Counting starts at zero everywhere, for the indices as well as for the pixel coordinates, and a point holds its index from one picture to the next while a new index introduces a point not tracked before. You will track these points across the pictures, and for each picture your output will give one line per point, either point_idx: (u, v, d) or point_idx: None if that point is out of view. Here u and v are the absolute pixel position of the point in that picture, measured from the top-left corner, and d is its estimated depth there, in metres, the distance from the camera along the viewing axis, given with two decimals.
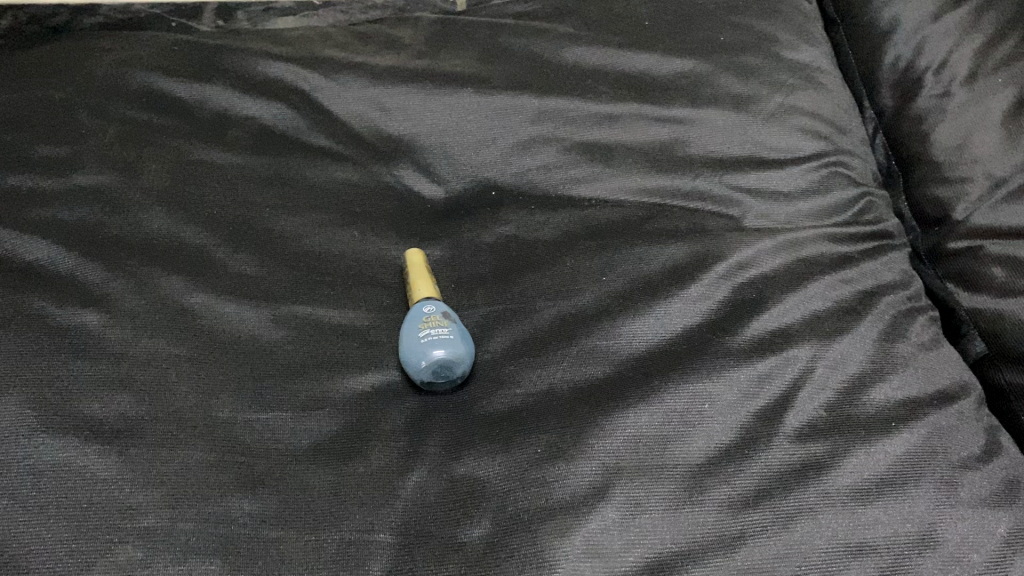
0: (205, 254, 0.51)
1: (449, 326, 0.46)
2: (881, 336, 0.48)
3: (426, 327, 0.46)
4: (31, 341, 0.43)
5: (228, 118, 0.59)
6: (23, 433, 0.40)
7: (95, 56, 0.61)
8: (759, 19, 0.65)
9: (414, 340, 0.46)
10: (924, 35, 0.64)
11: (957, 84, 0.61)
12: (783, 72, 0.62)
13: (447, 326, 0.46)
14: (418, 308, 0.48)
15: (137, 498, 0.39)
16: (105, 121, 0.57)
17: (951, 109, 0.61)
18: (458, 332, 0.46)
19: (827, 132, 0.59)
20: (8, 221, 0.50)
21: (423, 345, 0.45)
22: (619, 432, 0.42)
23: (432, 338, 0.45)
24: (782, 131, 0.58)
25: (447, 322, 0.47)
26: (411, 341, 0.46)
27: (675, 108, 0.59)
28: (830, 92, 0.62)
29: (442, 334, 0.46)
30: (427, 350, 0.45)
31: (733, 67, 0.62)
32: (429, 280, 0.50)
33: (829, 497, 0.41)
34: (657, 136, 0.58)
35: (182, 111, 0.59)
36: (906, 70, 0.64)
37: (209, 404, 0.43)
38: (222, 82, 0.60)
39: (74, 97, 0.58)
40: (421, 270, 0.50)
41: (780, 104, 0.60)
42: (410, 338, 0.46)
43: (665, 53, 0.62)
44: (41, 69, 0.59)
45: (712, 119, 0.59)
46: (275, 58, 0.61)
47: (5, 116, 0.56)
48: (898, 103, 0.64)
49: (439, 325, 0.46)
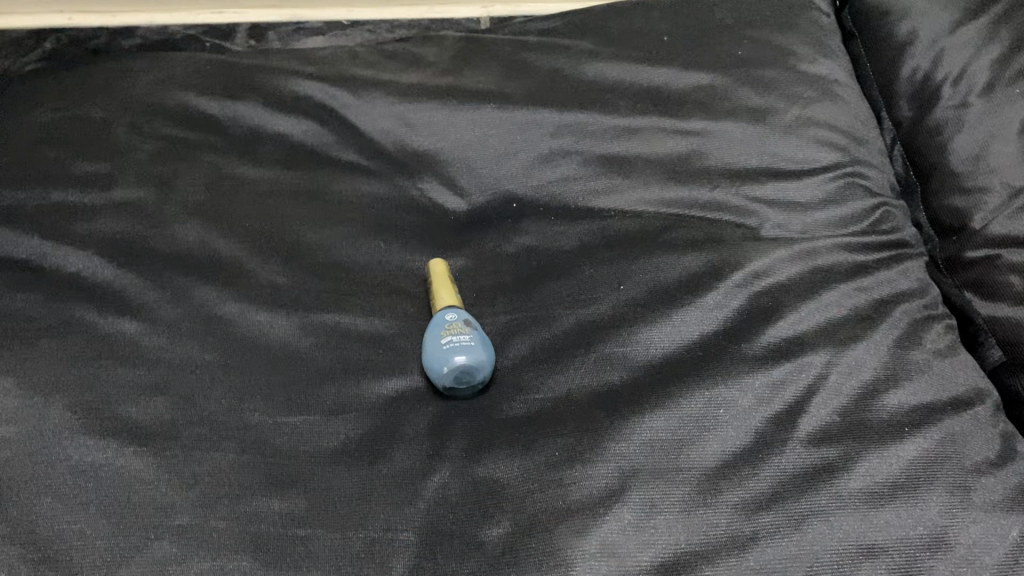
0: (237, 265, 0.52)
1: (470, 333, 0.48)
2: (896, 343, 0.49)
3: (447, 334, 0.48)
4: (74, 348, 0.46)
5: (259, 134, 0.61)
6: (65, 435, 0.42)
7: (133, 75, 0.63)
8: (776, 33, 0.66)
9: (436, 347, 0.47)
10: (941, 47, 0.65)
11: (974, 94, 0.62)
12: (800, 85, 0.63)
13: (468, 333, 0.48)
14: (441, 314, 0.49)
15: (172, 497, 0.41)
16: (143, 137, 0.59)
17: (969, 119, 0.61)
18: (479, 338, 0.48)
19: (844, 143, 0.60)
20: (51, 236, 0.52)
21: (445, 351, 0.47)
22: (635, 435, 0.44)
23: (454, 344, 0.47)
24: (799, 143, 0.59)
25: (468, 329, 0.48)
26: (434, 348, 0.47)
27: (693, 122, 0.61)
28: (848, 104, 0.63)
29: (463, 340, 0.47)
30: (449, 356, 0.46)
31: (751, 80, 0.63)
32: (452, 288, 0.52)
33: (841, 500, 0.42)
34: (676, 148, 0.59)
35: (215, 127, 0.61)
36: (924, 81, 0.65)
37: (240, 408, 0.45)
38: (254, 100, 0.62)
39: (112, 115, 0.60)
40: (443, 279, 0.52)
41: (797, 116, 0.61)
42: (433, 345, 0.47)
43: (684, 68, 0.64)
44: (82, 89, 0.62)
45: (730, 131, 0.60)
46: (305, 76, 0.63)
47: (48, 134, 0.58)
48: (916, 114, 0.65)
49: (460, 332, 0.48)
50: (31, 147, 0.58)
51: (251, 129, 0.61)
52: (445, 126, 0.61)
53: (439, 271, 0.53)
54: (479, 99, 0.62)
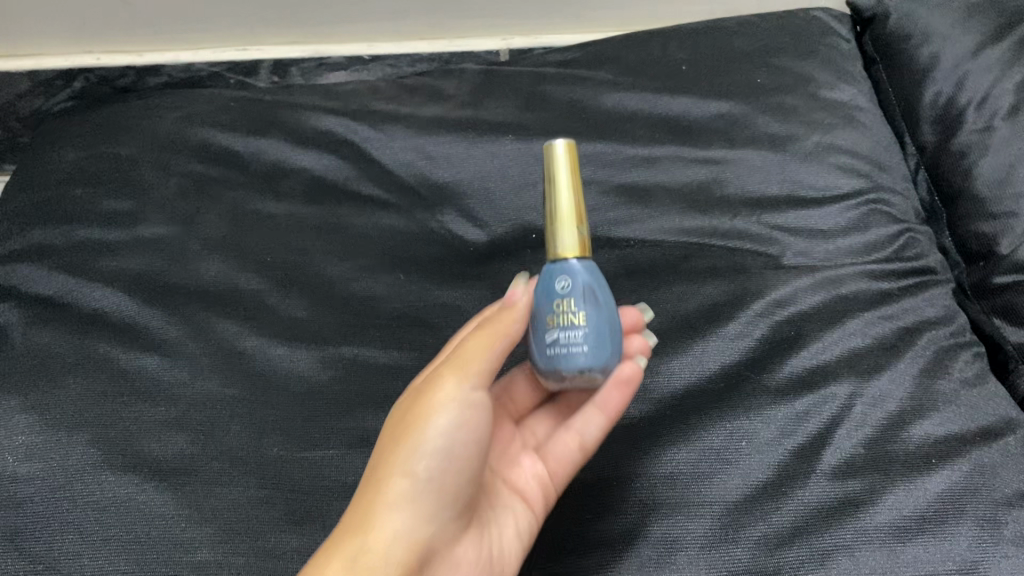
0: (259, 300, 0.53)
1: (585, 325, 0.41)
2: (922, 373, 0.48)
3: (558, 315, 0.41)
4: (97, 385, 0.47)
5: (282, 169, 0.61)
6: (87, 470, 0.44)
7: (157, 112, 0.64)
8: (796, 60, 0.66)
9: (540, 320, 0.42)
10: (964, 71, 0.65)
11: (998, 118, 0.62)
12: (820, 112, 0.63)
13: (590, 323, 0.41)
14: (555, 268, 0.42)
15: (192, 533, 0.42)
16: (166, 173, 0.60)
17: (994, 143, 0.61)
18: (594, 334, 0.41)
19: (866, 170, 0.60)
20: (77, 271, 0.53)
21: (550, 340, 0.41)
22: (657, 470, 0.44)
23: (556, 339, 0.41)
24: (820, 170, 0.59)
25: (590, 314, 0.41)
26: (538, 323, 0.42)
27: (712, 150, 0.61)
28: (870, 129, 0.63)
29: (572, 339, 0.40)
30: (544, 354, 0.41)
31: (770, 108, 0.63)
32: (578, 214, 0.43)
33: (867, 534, 0.41)
34: (695, 177, 0.59)
35: (239, 163, 0.61)
36: (947, 105, 0.64)
37: (261, 442, 0.46)
38: (276, 135, 0.62)
39: (137, 151, 0.61)
40: (572, 192, 0.43)
41: (818, 143, 0.61)
42: (538, 320, 0.42)
43: (703, 96, 0.64)
44: (107, 126, 0.63)
45: (750, 159, 0.60)
46: (327, 111, 0.64)
47: (74, 172, 0.60)
48: (940, 138, 0.64)
49: (570, 319, 0.41)
50: (58, 186, 0.59)
51: (274, 163, 0.61)
52: (465, 159, 0.61)
53: (567, 172, 0.43)
54: (498, 131, 0.62)
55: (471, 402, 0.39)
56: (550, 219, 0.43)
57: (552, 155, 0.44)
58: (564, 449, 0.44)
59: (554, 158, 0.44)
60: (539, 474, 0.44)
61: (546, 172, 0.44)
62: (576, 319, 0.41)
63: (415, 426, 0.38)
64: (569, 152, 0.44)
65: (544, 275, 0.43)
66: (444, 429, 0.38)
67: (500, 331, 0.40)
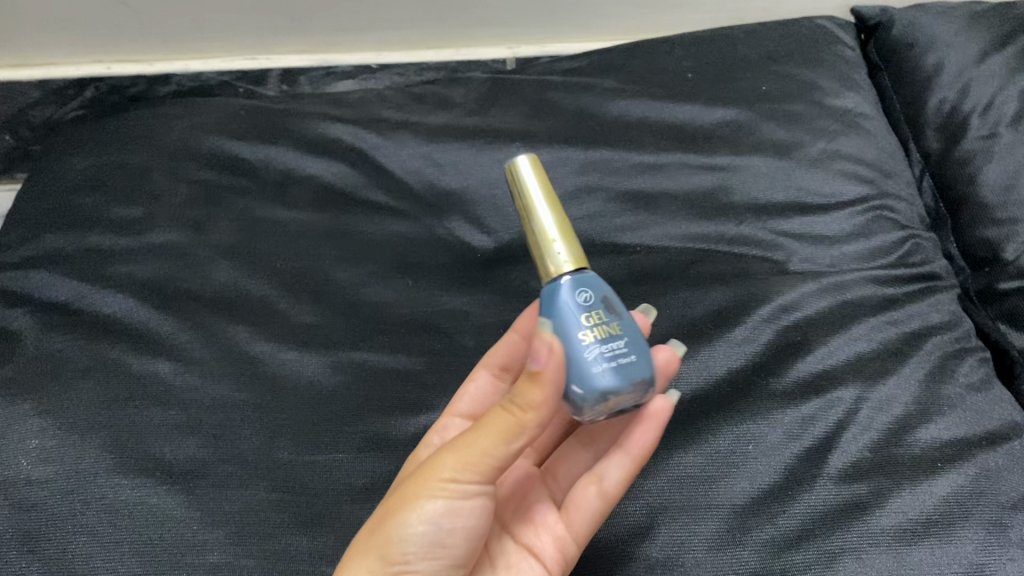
0: (269, 305, 0.54)
1: (621, 337, 0.38)
2: (927, 378, 0.49)
3: (593, 327, 0.38)
4: (110, 389, 0.48)
5: (291, 176, 0.62)
6: (100, 473, 0.44)
7: (168, 120, 0.65)
8: (801, 68, 0.67)
9: (570, 333, 0.37)
10: (968, 79, 0.65)
11: (1002, 126, 0.62)
12: (824, 119, 0.63)
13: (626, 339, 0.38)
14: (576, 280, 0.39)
15: (204, 536, 0.43)
16: (177, 181, 0.60)
17: (999, 150, 0.61)
18: (635, 349, 0.38)
19: (871, 177, 0.60)
20: (89, 278, 0.54)
21: (588, 353, 0.37)
22: (665, 472, 0.44)
23: (600, 349, 0.37)
24: (826, 177, 0.60)
25: (622, 328, 0.39)
26: (566, 338, 0.37)
27: (717, 157, 0.61)
28: (875, 137, 0.63)
29: (617, 350, 0.37)
30: (583, 368, 0.36)
31: (776, 115, 0.63)
32: (564, 225, 0.41)
33: (874, 536, 0.41)
34: (702, 184, 0.60)
35: (249, 170, 0.62)
36: (952, 113, 0.65)
37: (272, 446, 0.46)
38: (286, 143, 0.63)
39: (148, 158, 0.62)
40: (553, 205, 0.41)
41: (823, 150, 0.61)
42: (563, 336, 0.37)
43: (708, 103, 0.64)
44: (119, 134, 0.64)
45: (755, 166, 0.60)
46: (336, 119, 0.65)
47: (87, 180, 0.60)
48: (944, 144, 0.65)
49: (608, 331, 0.38)
50: (71, 193, 0.59)
51: (284, 171, 0.62)
52: (472, 166, 0.62)
53: (542, 186, 0.41)
54: (505, 139, 0.63)
55: (464, 491, 0.37)
56: (537, 240, 0.40)
57: (519, 174, 0.41)
58: (585, 497, 0.42)
59: (525, 175, 0.41)
60: (556, 532, 0.43)
61: (517, 195, 0.42)
62: (615, 332, 0.38)
63: (408, 501, 0.37)
64: (537, 169, 0.42)
65: (548, 298, 0.39)
66: (435, 512, 0.37)
67: (507, 415, 0.36)
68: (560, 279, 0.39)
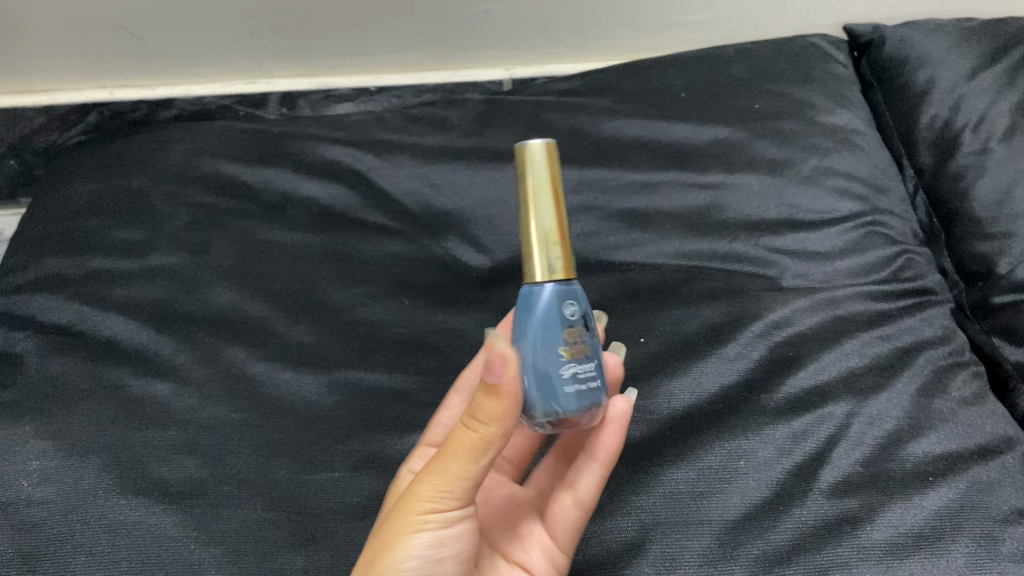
0: (267, 326, 0.54)
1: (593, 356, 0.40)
2: (919, 392, 0.49)
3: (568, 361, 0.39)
4: (110, 411, 0.48)
5: (290, 199, 0.63)
6: (99, 494, 0.45)
7: (168, 144, 0.66)
8: (793, 86, 0.67)
9: (543, 351, 0.39)
10: (960, 94, 0.66)
11: (994, 141, 0.62)
12: (817, 136, 0.64)
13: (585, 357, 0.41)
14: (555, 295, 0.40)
15: (202, 555, 0.43)
16: (177, 204, 0.61)
17: (991, 164, 0.62)
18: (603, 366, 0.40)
19: (863, 193, 0.60)
20: (90, 300, 0.55)
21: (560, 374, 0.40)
22: (657, 489, 0.45)
23: (573, 371, 0.39)
24: (818, 194, 0.60)
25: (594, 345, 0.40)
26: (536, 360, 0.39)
27: (710, 175, 0.62)
28: (867, 153, 0.63)
29: (588, 373, 0.39)
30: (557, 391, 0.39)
31: (768, 133, 0.64)
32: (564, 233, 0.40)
33: (865, 551, 0.42)
34: (695, 202, 0.61)
35: (247, 193, 0.63)
36: (944, 128, 0.65)
37: (269, 465, 0.47)
38: (285, 166, 0.64)
39: (148, 182, 0.62)
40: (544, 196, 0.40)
41: (816, 167, 0.62)
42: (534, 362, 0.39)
43: (701, 122, 0.65)
44: (120, 159, 0.65)
45: (748, 184, 0.61)
46: (333, 141, 0.65)
47: (87, 204, 0.61)
48: (937, 160, 0.65)
49: (581, 352, 0.39)
50: (72, 217, 0.60)
51: (282, 193, 0.63)
52: (468, 186, 0.62)
53: (549, 177, 0.40)
54: (500, 159, 0.64)
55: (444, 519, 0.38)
56: (537, 236, 0.40)
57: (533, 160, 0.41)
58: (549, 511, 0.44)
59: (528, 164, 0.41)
60: (544, 546, 0.44)
61: (524, 180, 0.41)
62: (587, 354, 0.39)
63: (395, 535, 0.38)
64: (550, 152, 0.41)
65: (527, 303, 0.40)
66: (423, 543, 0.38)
67: (467, 433, 0.36)
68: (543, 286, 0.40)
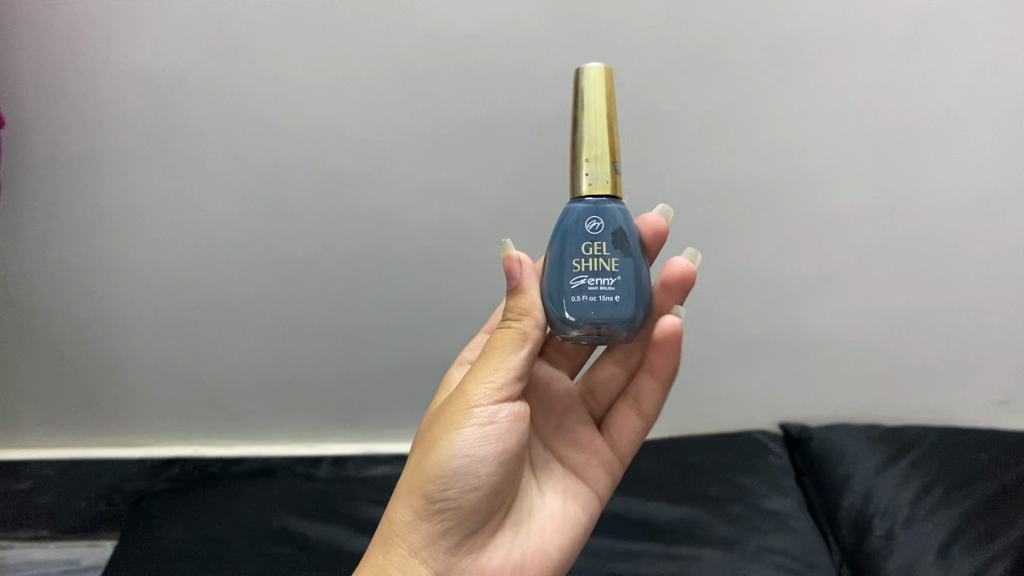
0: None
1: (613, 272, 0.53)
2: None
3: (588, 262, 0.53)
4: None
5: (343, 551, 0.78)
6: None
7: (247, 502, 0.85)
8: (743, 476, 0.89)
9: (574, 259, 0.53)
10: (871, 484, 0.85)
11: (898, 525, 0.79)
12: (760, 518, 0.83)
13: (626, 246, 0.54)
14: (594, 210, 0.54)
15: None
16: (256, 553, 0.77)
17: (896, 544, 0.77)
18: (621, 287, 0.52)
19: (798, 567, 0.76)
20: None
21: (566, 302, 0.53)
22: None
23: (590, 283, 0.52)
24: (762, 566, 0.76)
25: (618, 264, 0.53)
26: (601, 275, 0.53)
27: (679, 547, 0.79)
28: (800, 533, 0.81)
29: (599, 284, 0.52)
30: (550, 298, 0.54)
31: (723, 515, 0.83)
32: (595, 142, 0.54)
33: None
34: (665, 569, 0.77)
35: (306, 543, 0.79)
36: (860, 511, 0.83)
37: None
38: (341, 523, 0.82)
39: (235, 535, 0.80)
40: (590, 97, 0.54)
41: (759, 544, 0.79)
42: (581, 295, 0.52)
43: (673, 504, 0.86)
44: (213, 513, 0.84)
45: (713, 557, 0.78)
46: (378, 504, 0.85)
47: (184, 551, 0.78)
48: (857, 539, 0.81)
49: (598, 266, 0.52)
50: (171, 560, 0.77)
51: (336, 546, 0.79)
52: None
53: (592, 101, 0.54)
54: None
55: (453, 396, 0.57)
56: (583, 149, 0.54)
57: (585, 78, 0.55)
58: (630, 424, 0.69)
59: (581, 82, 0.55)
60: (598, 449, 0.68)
61: (581, 104, 0.55)
62: (605, 272, 0.52)
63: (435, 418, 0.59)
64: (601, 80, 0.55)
65: (569, 218, 0.54)
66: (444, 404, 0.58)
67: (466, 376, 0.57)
68: (582, 199, 0.54)
